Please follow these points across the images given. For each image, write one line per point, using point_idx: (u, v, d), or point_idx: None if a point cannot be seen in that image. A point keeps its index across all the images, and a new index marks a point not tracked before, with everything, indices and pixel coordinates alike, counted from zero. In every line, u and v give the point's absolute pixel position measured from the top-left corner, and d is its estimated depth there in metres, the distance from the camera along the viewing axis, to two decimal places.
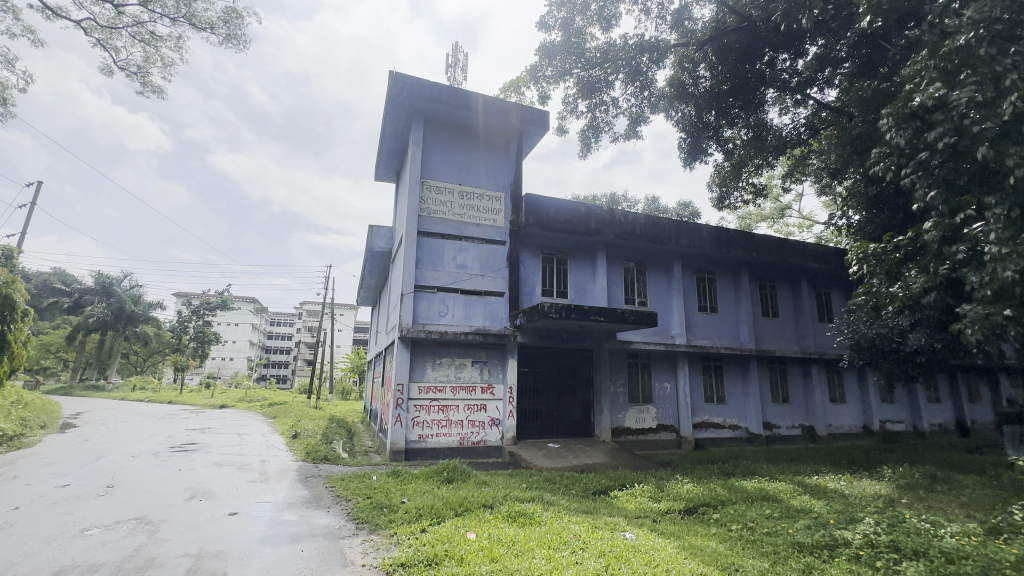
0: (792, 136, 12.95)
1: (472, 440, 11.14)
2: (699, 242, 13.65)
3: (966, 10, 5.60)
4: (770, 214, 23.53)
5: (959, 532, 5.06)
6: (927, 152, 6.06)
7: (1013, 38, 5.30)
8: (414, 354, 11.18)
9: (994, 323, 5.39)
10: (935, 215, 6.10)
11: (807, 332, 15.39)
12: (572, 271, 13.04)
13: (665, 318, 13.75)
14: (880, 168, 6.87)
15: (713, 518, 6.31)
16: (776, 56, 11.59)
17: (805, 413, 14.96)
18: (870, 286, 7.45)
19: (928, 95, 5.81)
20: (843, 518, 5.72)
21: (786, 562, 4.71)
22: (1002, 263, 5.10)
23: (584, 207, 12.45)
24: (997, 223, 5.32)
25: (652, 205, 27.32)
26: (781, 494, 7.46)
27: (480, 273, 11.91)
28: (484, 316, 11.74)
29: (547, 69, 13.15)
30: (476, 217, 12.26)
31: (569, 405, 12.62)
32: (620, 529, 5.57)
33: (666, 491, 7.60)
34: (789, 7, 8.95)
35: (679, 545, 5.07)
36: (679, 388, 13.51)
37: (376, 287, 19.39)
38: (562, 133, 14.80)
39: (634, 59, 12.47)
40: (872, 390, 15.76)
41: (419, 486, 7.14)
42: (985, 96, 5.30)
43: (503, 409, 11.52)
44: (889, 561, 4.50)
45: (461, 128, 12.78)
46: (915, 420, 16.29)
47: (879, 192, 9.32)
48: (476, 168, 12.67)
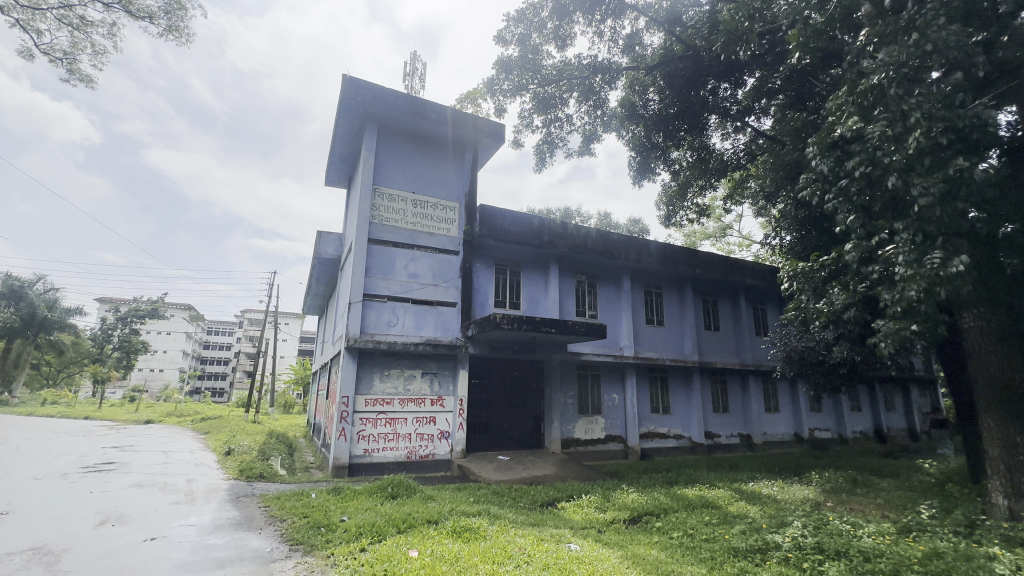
0: (733, 160, 13.63)
1: (420, 454, 10.85)
2: (647, 257, 14.13)
3: (879, 53, 6.17)
4: (713, 233, 24.88)
5: (874, 531, 5.45)
6: (847, 179, 6.60)
7: (917, 82, 5.85)
8: (362, 365, 10.84)
9: (903, 337, 5.90)
10: (854, 238, 6.64)
11: (745, 345, 16.23)
12: (525, 283, 13.14)
13: (615, 330, 14.07)
14: (807, 193, 7.40)
15: (655, 527, 6.45)
16: (718, 85, 12.31)
17: (743, 423, 15.72)
18: (799, 303, 7.98)
19: (848, 127, 6.37)
20: (774, 522, 6.01)
21: (722, 567, 4.87)
22: (909, 283, 5.63)
23: (537, 220, 12.62)
24: (904, 247, 5.85)
25: (603, 221, 28.15)
26: (720, 500, 7.77)
27: (432, 283, 11.74)
28: (435, 326, 11.53)
29: (503, 83, 13.39)
30: (429, 226, 12.12)
31: (519, 416, 12.65)
32: (565, 540, 5.57)
33: (612, 501, 7.71)
34: (729, 39, 9.45)
35: (621, 554, 5.14)
36: (627, 399, 13.81)
37: (324, 297, 18.76)
38: (517, 146, 15.04)
39: (588, 79, 12.95)
40: (802, 400, 16.82)
41: (361, 503, 6.85)
42: (895, 131, 5.85)
43: (453, 421, 11.32)
44: (813, 561, 4.78)
45: (416, 136, 12.67)
46: (840, 427, 17.50)
47: (807, 215, 10.07)
48: (430, 176, 12.55)
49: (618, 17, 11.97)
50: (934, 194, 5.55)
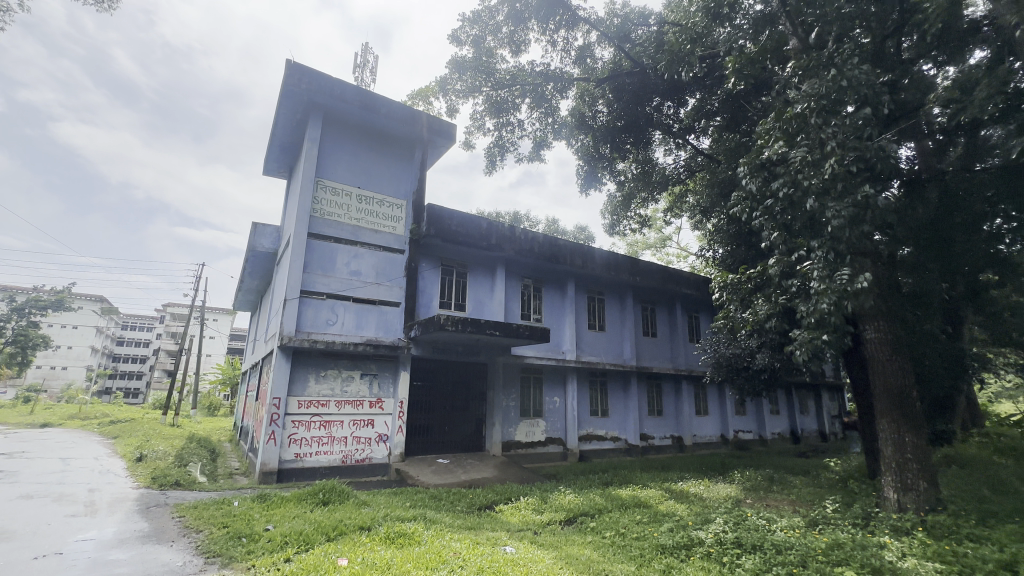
0: (675, 175, 14.05)
1: (356, 458, 10.46)
2: (592, 264, 14.50)
3: (803, 85, 6.71)
4: (653, 243, 26.00)
5: (786, 525, 5.89)
6: (772, 199, 7.11)
7: (835, 113, 6.40)
8: (296, 365, 10.32)
9: (816, 345, 6.44)
10: (777, 253, 7.16)
11: (680, 351, 17.06)
12: (471, 285, 13.08)
13: (558, 334, 14.32)
14: (738, 210, 7.90)
15: (589, 526, 6.62)
16: (663, 102, 12.78)
17: (675, 425, 16.50)
18: (728, 312, 8.52)
19: (774, 151, 6.87)
20: (699, 519, 6.34)
21: (650, 564, 5.06)
22: (822, 296, 6.16)
23: (485, 222, 12.61)
24: (819, 264, 6.39)
25: (551, 226, 28.63)
26: (651, 500, 8.10)
27: (375, 282, 11.39)
28: (376, 326, 11.18)
29: (456, 83, 13.37)
30: (374, 223, 11.77)
31: (461, 419, 12.55)
32: (501, 543, 5.57)
33: (549, 503, 7.80)
34: (673, 59, 9.95)
35: (555, 555, 5.20)
36: (567, 402, 14.08)
37: (257, 292, 17.71)
38: (468, 148, 14.98)
39: (540, 86, 13.18)
40: (729, 403, 17.92)
41: (289, 510, 6.49)
42: (814, 157, 6.38)
43: (392, 424, 11.02)
44: (732, 555, 5.09)
45: (364, 129, 12.28)
46: (760, 429, 18.81)
47: (737, 230, 10.78)
48: (376, 172, 12.21)
49: (570, 28, 12.26)
50: (845, 216, 6.09)
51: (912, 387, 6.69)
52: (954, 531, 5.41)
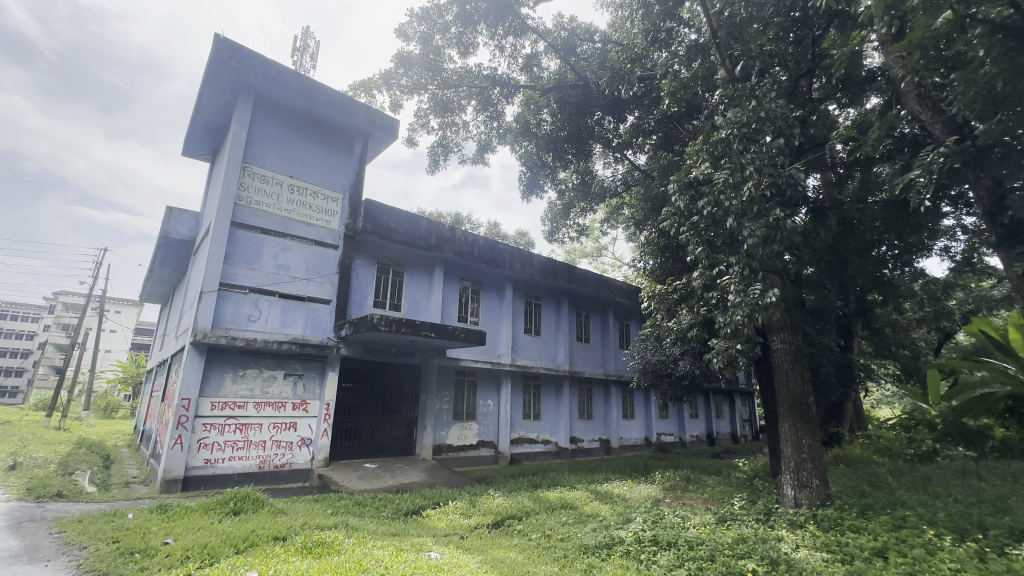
0: (613, 188, 14.48)
1: (274, 464, 9.84)
2: (530, 269, 14.69)
3: (728, 113, 7.25)
4: (590, 252, 26.87)
5: (699, 522, 6.28)
6: (698, 217, 7.59)
7: (754, 141, 6.95)
8: (211, 364, 9.55)
9: (730, 354, 6.96)
10: (700, 267, 7.66)
11: (611, 357, 17.72)
12: (408, 285, 12.80)
13: (494, 338, 14.35)
14: (668, 225, 8.36)
15: (516, 529, 6.67)
16: (604, 117, 13.15)
17: (604, 428, 17.08)
18: (655, 320, 8.98)
19: (701, 171, 7.35)
20: (620, 519, 6.60)
21: (573, 564, 5.19)
22: (737, 309, 6.66)
23: (425, 221, 12.39)
24: (735, 278, 6.91)
25: (492, 230, 28.74)
26: (577, 501, 8.30)
27: (304, 277, 10.81)
28: (304, 324, 10.60)
29: (401, 78, 13.10)
30: (306, 215, 11.19)
31: (391, 422, 12.21)
32: (426, 549, 5.46)
33: (477, 507, 7.77)
34: (614, 77, 10.38)
35: (480, 559, 5.17)
36: (501, 405, 14.15)
37: (169, 283, 16.19)
38: (411, 146, 14.69)
39: (487, 90, 13.21)
40: (653, 407, 18.85)
41: (194, 521, 5.95)
42: (735, 180, 6.90)
43: (317, 427, 10.49)
44: (649, 552, 5.34)
45: (299, 116, 11.67)
46: (681, 431, 19.95)
47: (666, 243, 11.42)
48: (311, 163, 11.63)
49: (519, 36, 12.40)
50: (759, 236, 6.62)
51: (810, 394, 7.40)
52: (839, 523, 6.03)
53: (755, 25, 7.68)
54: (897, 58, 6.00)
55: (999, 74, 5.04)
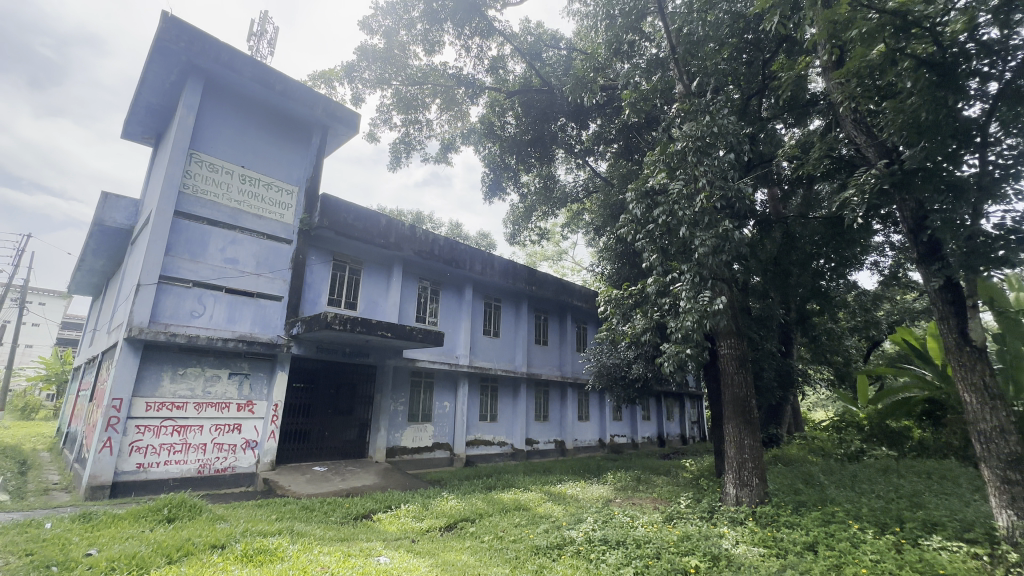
0: (574, 193, 14.71)
1: (215, 468, 9.33)
2: (491, 271, 14.68)
3: (684, 126, 7.53)
4: (551, 255, 27.21)
5: (647, 521, 6.47)
6: (653, 225, 7.84)
7: (707, 154, 7.26)
8: (147, 362, 8.95)
9: (681, 358, 7.22)
10: (655, 274, 7.91)
11: (568, 359, 17.97)
12: (365, 283, 12.50)
13: (452, 339, 14.23)
14: (625, 231, 8.58)
15: (469, 532, 6.63)
16: (567, 123, 13.37)
17: (559, 430, 17.30)
18: (611, 324, 9.20)
19: (657, 181, 7.60)
20: (572, 520, 6.70)
21: (524, 565, 5.21)
22: (687, 315, 6.93)
23: (385, 219, 12.13)
24: (686, 286, 7.17)
25: (454, 230, 28.56)
26: (530, 503, 8.35)
27: (254, 272, 10.34)
28: (252, 321, 10.13)
29: (364, 72, 12.81)
30: (258, 207, 10.71)
31: (343, 423, 11.86)
32: (375, 554, 5.33)
33: (430, 509, 7.67)
34: (576, 84, 10.58)
35: (431, 562, 5.11)
36: (457, 407, 14.04)
37: (102, 274, 15.07)
38: (372, 141, 14.37)
39: (452, 89, 13.10)
40: (607, 409, 19.27)
41: (121, 531, 5.54)
42: (688, 191, 7.18)
43: (263, 429, 10.04)
44: (598, 552, 5.46)
45: (254, 104, 11.17)
46: (633, 433, 20.51)
47: (623, 249, 11.74)
48: (265, 153, 11.16)
49: (485, 38, 12.41)
50: (709, 246, 6.90)
51: (753, 398, 7.78)
52: (775, 520, 6.38)
53: (711, 44, 8.03)
54: (837, 83, 6.42)
55: (923, 105, 5.50)
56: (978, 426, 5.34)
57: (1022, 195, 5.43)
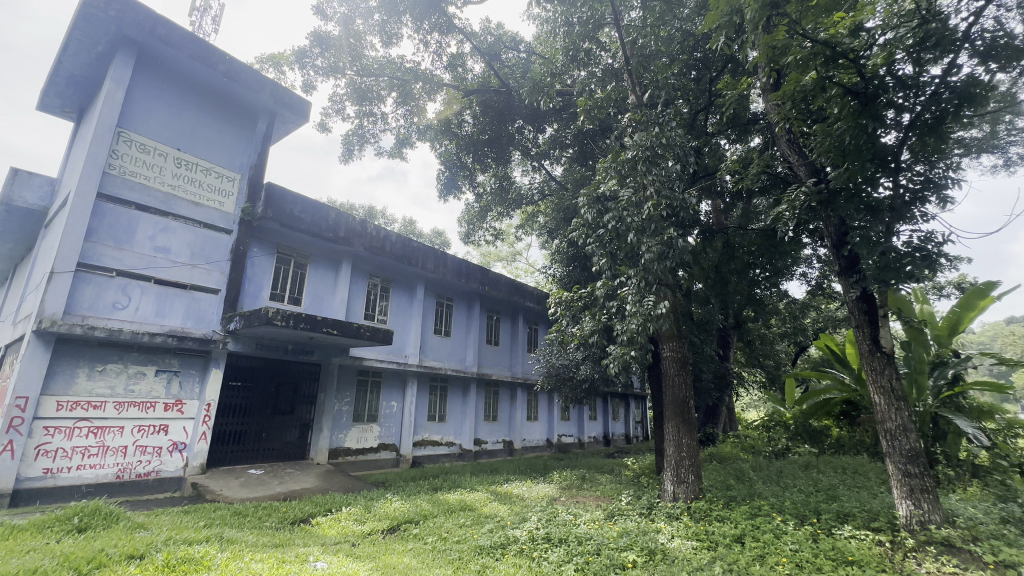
0: (529, 195, 14.83)
1: (137, 472, 8.65)
2: (443, 269, 14.51)
3: (635, 136, 7.79)
4: (505, 256, 27.32)
5: (589, 519, 6.63)
6: (603, 230, 8.05)
7: (655, 165, 7.56)
8: (59, 357, 8.15)
9: (625, 360, 7.46)
10: (603, 277, 8.13)
11: (518, 360, 18.09)
12: (311, 278, 12.03)
13: (402, 338, 13.96)
14: (577, 235, 8.76)
15: (412, 533, 6.53)
16: (525, 126, 13.47)
17: (507, 430, 17.38)
18: (560, 325, 9.36)
19: (608, 188, 7.82)
20: (517, 519, 6.75)
21: (467, 566, 5.19)
22: (633, 318, 7.18)
23: (334, 212, 11.71)
24: (633, 290, 7.42)
25: (407, 226, 28.05)
26: (476, 503, 8.33)
27: (187, 263, 9.68)
28: (184, 315, 9.47)
29: (316, 58, 12.34)
30: (194, 194, 10.04)
31: (283, 424, 11.34)
32: (312, 559, 5.12)
33: (373, 512, 7.49)
34: (533, 88, 10.68)
35: (371, 566, 4.98)
36: (405, 407, 13.78)
37: (9, 260, 13.59)
38: (323, 131, 13.85)
39: (409, 83, 12.87)
40: (556, 409, 19.58)
41: (22, 543, 5.01)
42: (636, 199, 7.44)
43: (193, 431, 9.41)
44: (540, 550, 5.54)
45: (193, 83, 10.47)
46: (579, 433, 20.95)
47: (575, 253, 11.98)
48: (203, 136, 10.49)
49: (445, 34, 12.27)
50: (655, 252, 7.17)
51: (691, 399, 8.15)
52: (708, 514, 6.72)
53: (662, 59, 8.37)
54: (774, 104, 6.85)
55: (848, 130, 5.98)
56: (885, 425, 5.87)
57: (927, 217, 6.01)
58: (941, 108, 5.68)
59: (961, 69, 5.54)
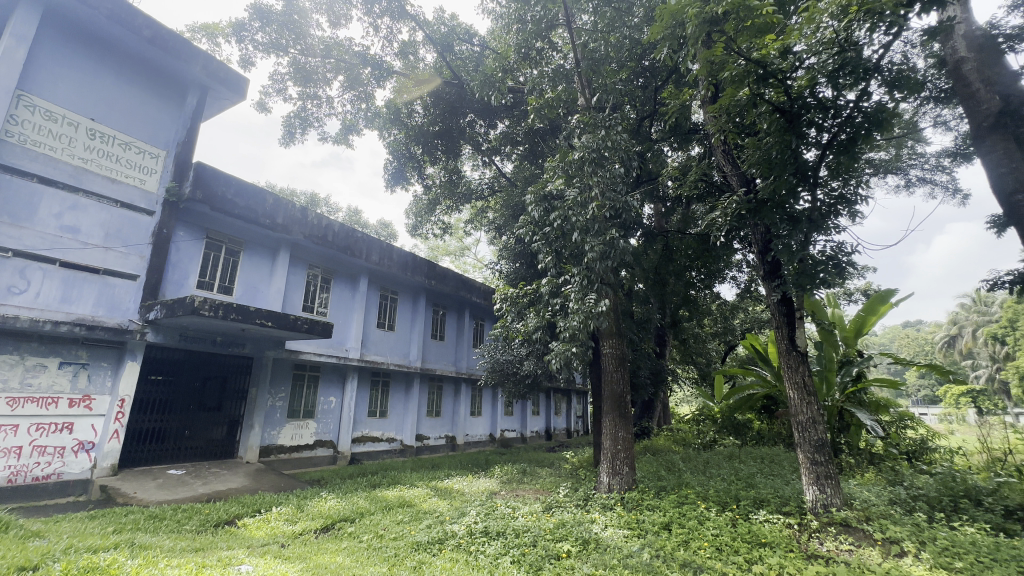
0: (479, 190, 14.73)
1: (34, 475, 7.80)
2: (388, 262, 14.14)
3: (583, 137, 7.98)
4: (453, 251, 27.06)
5: (527, 511, 6.75)
6: (549, 228, 8.18)
7: (601, 167, 7.77)
8: None
9: (567, 356, 7.65)
10: (549, 275, 8.28)
11: (463, 355, 18.02)
12: (245, 266, 11.33)
13: (343, 331, 13.48)
14: (524, 232, 8.84)
15: (347, 532, 6.36)
16: (476, 120, 13.39)
17: (450, 425, 17.30)
18: (505, 321, 9.43)
19: (555, 187, 7.94)
20: (456, 513, 6.76)
21: (402, 563, 5.12)
22: (575, 315, 7.37)
23: (271, 198, 11.09)
24: (576, 288, 7.59)
25: (352, 216, 27.07)
26: (415, 499, 8.23)
27: (100, 245, 8.81)
28: (95, 303, 8.61)
29: (256, 33, 11.62)
30: (110, 169, 9.16)
31: (208, 421, 10.64)
32: (235, 563, 4.86)
33: (306, 511, 7.21)
34: (485, 82, 10.62)
35: (301, 567, 4.80)
36: (344, 403, 13.35)
37: None
38: (261, 110, 13.07)
39: (356, 67, 12.41)
40: (499, 404, 19.71)
41: None
42: (582, 199, 7.62)
43: (103, 429, 8.62)
44: (478, 544, 5.57)
45: (112, 48, 9.53)
46: (522, 427, 21.24)
47: (521, 249, 12.09)
48: (123, 107, 9.58)
49: (396, 20, 11.91)
50: (598, 251, 7.38)
51: (628, 394, 8.49)
52: (639, 503, 7.05)
53: (611, 64, 8.61)
54: (712, 116, 7.25)
55: (775, 145, 6.44)
56: (797, 417, 6.41)
57: (839, 229, 6.60)
58: (854, 129, 6.19)
59: (872, 96, 6.09)
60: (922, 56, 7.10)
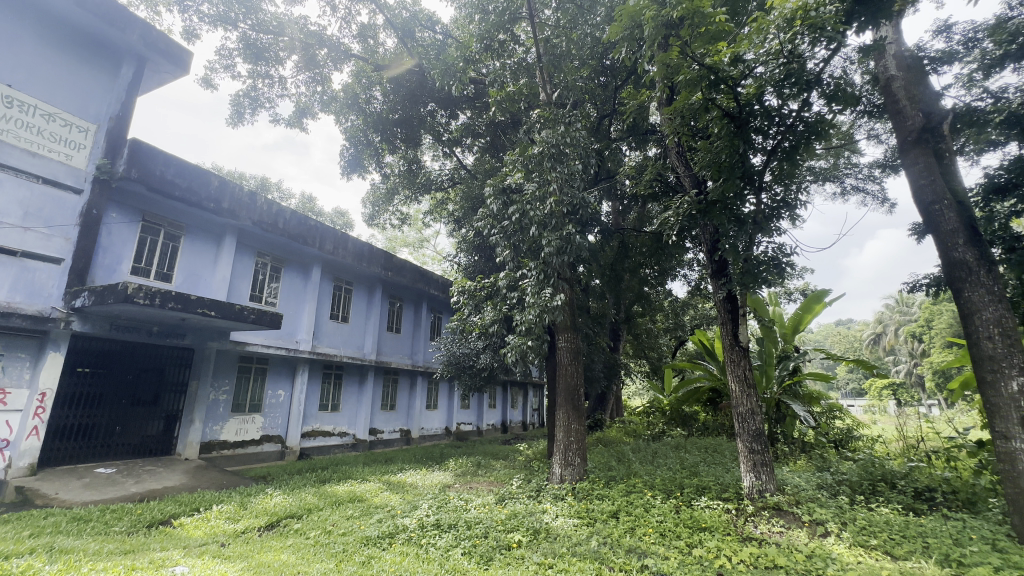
0: (439, 181, 14.46)
1: None
2: (343, 251, 13.71)
3: (543, 133, 8.01)
4: (412, 242, 26.58)
5: (480, 503, 6.78)
6: (508, 222, 8.18)
7: (560, 162, 7.83)
8: None
9: (523, 349, 7.71)
10: (506, 269, 8.29)
11: (420, 348, 17.80)
12: (185, 252, 10.66)
13: (293, 323, 12.98)
14: (483, 224, 8.80)
15: (294, 528, 6.17)
16: (437, 110, 13.15)
17: (405, 419, 17.07)
18: (462, 314, 9.37)
19: (514, 180, 7.94)
20: (408, 507, 6.70)
21: (350, 558, 5.03)
22: (532, 309, 7.44)
23: (216, 180, 10.47)
24: (533, 282, 7.65)
25: (306, 203, 26.03)
26: (367, 493, 8.08)
27: (18, 225, 8.04)
28: (12, 288, 7.86)
29: (200, 4, 10.91)
30: (31, 142, 8.35)
31: (143, 416, 9.98)
32: (170, 564, 4.61)
33: (249, 508, 6.92)
34: (446, 70, 10.44)
35: (243, 566, 4.62)
36: (293, 396, 12.88)
37: None
38: (206, 87, 12.30)
39: (311, 48, 11.89)
40: (455, 398, 19.65)
41: None
42: (540, 194, 7.66)
43: (20, 425, 7.92)
44: (429, 537, 5.55)
45: (33, 8, 8.67)
46: (478, 420, 21.27)
47: (480, 242, 12.03)
48: (45, 74, 8.75)
49: (356, 1, 11.52)
50: (555, 246, 7.44)
51: (582, 387, 8.68)
52: (590, 493, 7.24)
53: (572, 61, 8.68)
54: (667, 118, 7.46)
55: (724, 149, 6.71)
56: (738, 409, 6.76)
57: (780, 232, 7.05)
58: (796, 138, 6.54)
59: (813, 107, 6.42)
60: (859, 72, 7.58)
